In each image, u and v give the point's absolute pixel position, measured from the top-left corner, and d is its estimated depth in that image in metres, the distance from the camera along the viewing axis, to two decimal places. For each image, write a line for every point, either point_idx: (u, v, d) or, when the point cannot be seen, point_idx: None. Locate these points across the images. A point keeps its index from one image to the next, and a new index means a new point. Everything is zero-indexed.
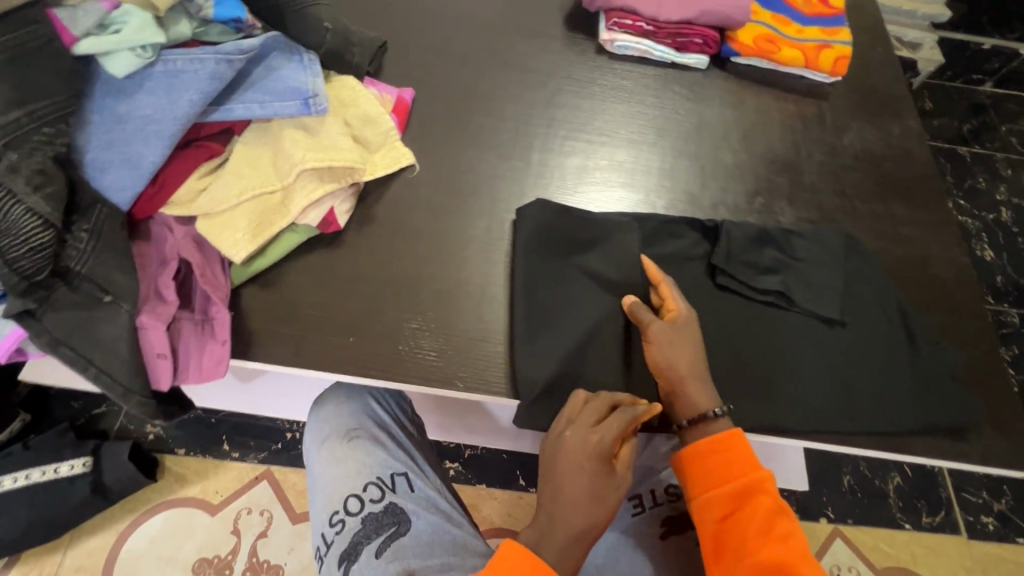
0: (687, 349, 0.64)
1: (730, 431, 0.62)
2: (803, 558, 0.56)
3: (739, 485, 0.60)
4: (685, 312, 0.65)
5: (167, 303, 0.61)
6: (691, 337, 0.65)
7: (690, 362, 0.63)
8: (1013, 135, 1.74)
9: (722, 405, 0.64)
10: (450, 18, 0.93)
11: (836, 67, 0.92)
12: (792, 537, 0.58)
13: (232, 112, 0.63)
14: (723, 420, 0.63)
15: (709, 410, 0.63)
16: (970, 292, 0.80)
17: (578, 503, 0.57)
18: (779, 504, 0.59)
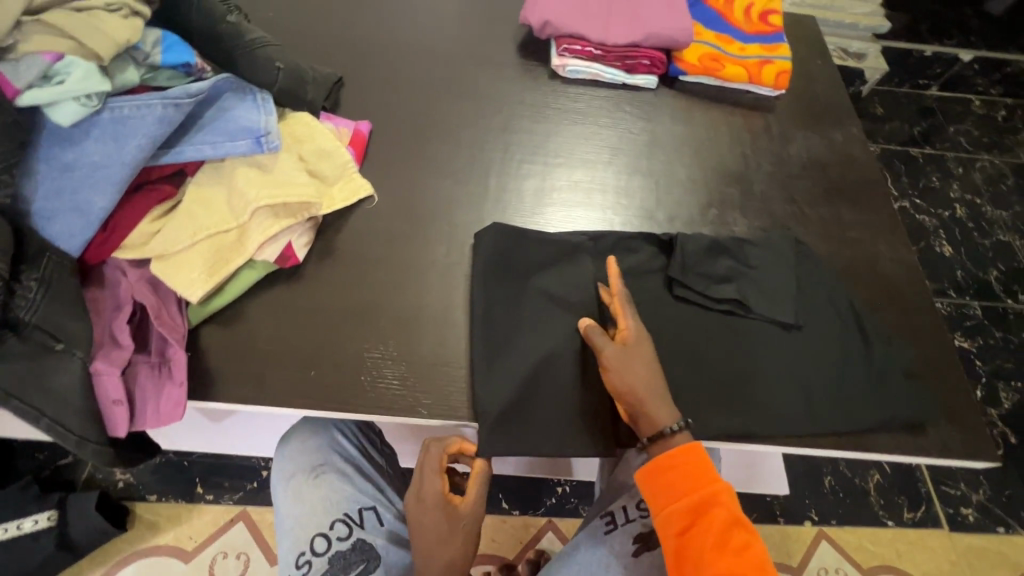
0: (643, 367, 0.64)
1: (689, 445, 0.63)
2: (755, 569, 0.59)
3: (697, 500, 0.62)
4: (635, 330, 0.66)
5: (121, 348, 0.61)
6: (645, 354, 0.65)
7: (647, 380, 0.64)
8: (961, 135, 1.81)
9: (680, 421, 0.64)
10: (407, 50, 0.95)
11: (779, 81, 0.96)
12: (747, 548, 0.60)
13: (183, 154, 0.63)
14: (681, 435, 0.64)
15: (669, 426, 0.63)
16: (919, 289, 0.83)
17: (435, 537, 0.63)
18: (735, 517, 0.61)
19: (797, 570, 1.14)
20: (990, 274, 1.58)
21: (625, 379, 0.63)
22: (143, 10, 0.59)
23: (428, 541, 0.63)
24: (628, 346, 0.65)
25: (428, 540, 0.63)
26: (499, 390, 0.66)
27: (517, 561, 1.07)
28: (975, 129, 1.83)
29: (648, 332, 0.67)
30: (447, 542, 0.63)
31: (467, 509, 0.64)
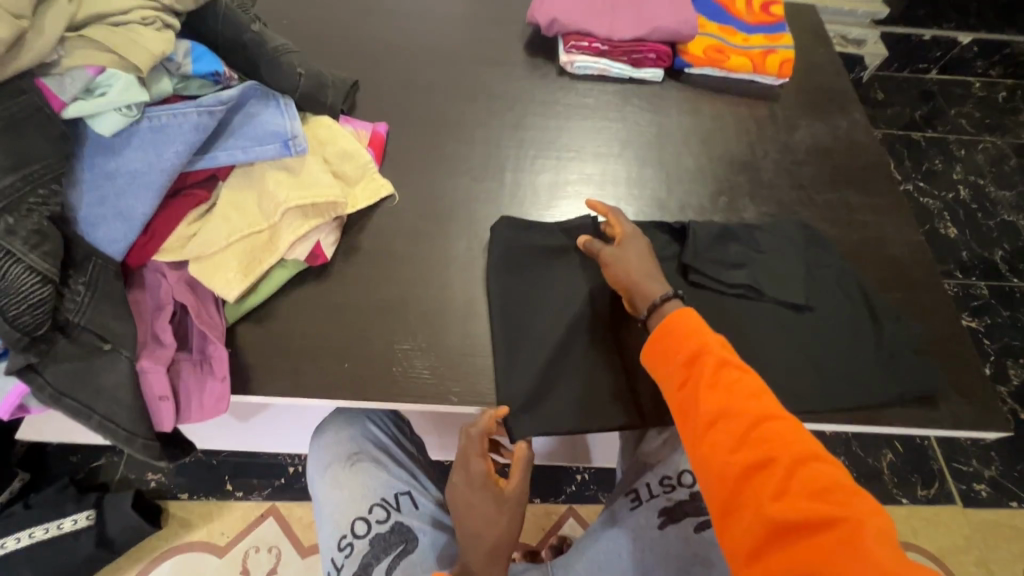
0: (629, 251, 0.71)
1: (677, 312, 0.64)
2: (753, 403, 0.57)
3: (688, 355, 0.61)
4: (628, 229, 0.73)
5: (164, 346, 0.63)
6: (635, 244, 0.71)
7: (636, 262, 0.70)
8: (962, 117, 1.83)
9: (672, 291, 0.67)
10: (418, 53, 0.98)
11: (783, 69, 0.98)
12: (742, 384, 0.58)
13: (216, 159, 0.65)
14: (674, 303, 0.66)
15: (658, 297, 0.67)
16: (927, 267, 0.85)
17: (484, 518, 0.64)
18: (727, 359, 0.60)
19: None
20: (996, 254, 1.59)
21: (617, 266, 0.69)
22: (173, 23, 0.61)
23: (476, 523, 0.64)
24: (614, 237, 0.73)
25: (477, 520, 0.64)
26: (524, 376, 0.69)
27: (540, 547, 1.10)
28: (975, 112, 1.85)
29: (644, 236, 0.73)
30: (496, 521, 0.64)
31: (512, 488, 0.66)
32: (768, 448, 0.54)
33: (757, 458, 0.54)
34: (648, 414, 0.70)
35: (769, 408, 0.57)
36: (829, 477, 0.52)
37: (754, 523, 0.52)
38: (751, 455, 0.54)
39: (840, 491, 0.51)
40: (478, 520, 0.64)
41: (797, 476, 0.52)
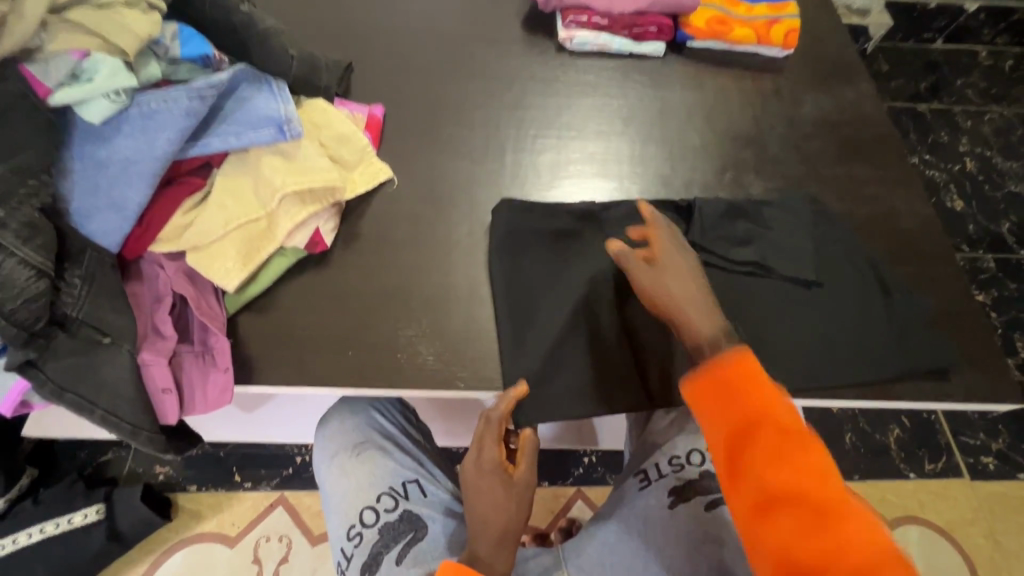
0: (681, 276, 0.66)
1: (738, 356, 0.57)
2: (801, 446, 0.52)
3: (719, 372, 0.57)
4: (677, 257, 0.67)
5: (165, 339, 0.62)
6: (685, 274, 0.66)
7: (687, 290, 0.65)
8: (968, 88, 1.80)
9: (727, 329, 0.63)
10: (413, 32, 0.95)
11: (787, 40, 0.96)
12: (788, 423, 0.53)
13: (210, 146, 0.63)
14: (729, 341, 0.61)
15: (714, 333, 0.62)
16: (937, 240, 0.84)
17: (492, 503, 0.63)
18: (772, 394, 0.55)
19: None
20: (1003, 226, 1.57)
21: (665, 293, 0.64)
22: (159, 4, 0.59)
23: (484, 507, 0.63)
24: (658, 255, 0.67)
25: (484, 504, 0.63)
26: (530, 360, 0.68)
27: (549, 530, 1.10)
28: (982, 82, 1.81)
29: (694, 264, 0.67)
30: (504, 505, 0.63)
31: (523, 473, 0.64)
32: (818, 510, 0.49)
33: (793, 495, 0.50)
34: (656, 395, 0.69)
35: (817, 454, 0.52)
36: (879, 545, 0.47)
37: (778, 565, 0.49)
38: (787, 492, 0.51)
39: (890, 560, 0.46)
40: (485, 504, 0.63)
41: (848, 545, 0.47)
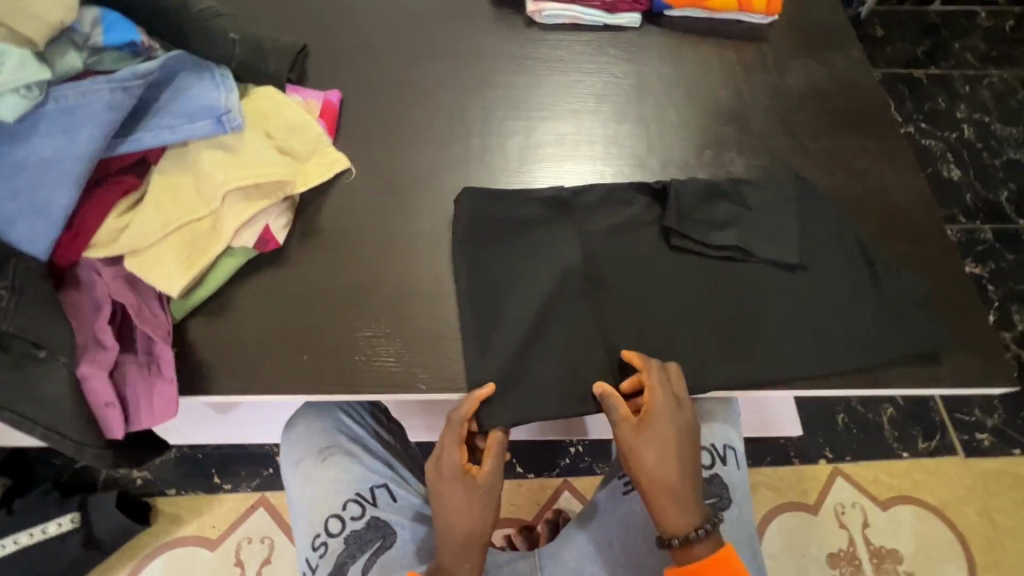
0: (669, 466, 0.60)
1: (718, 552, 0.59)
2: None
3: (708, 569, 0.58)
4: (667, 437, 0.61)
5: (106, 349, 0.59)
6: (678, 472, 0.60)
7: (678, 483, 0.60)
8: (967, 50, 1.73)
9: (706, 527, 0.60)
10: (372, 10, 0.89)
11: (770, 6, 0.90)
12: None
13: (141, 141, 0.59)
14: (706, 543, 0.60)
15: (692, 532, 0.60)
16: (929, 215, 0.79)
17: (456, 508, 0.61)
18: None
19: (815, 508, 1.15)
20: (1001, 195, 1.52)
21: (650, 483, 0.60)
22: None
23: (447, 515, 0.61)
24: (649, 431, 0.60)
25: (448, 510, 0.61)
26: (498, 358, 0.64)
27: (536, 522, 1.09)
28: (981, 44, 1.74)
29: (682, 428, 0.61)
30: (468, 509, 0.61)
31: (486, 476, 0.62)
32: None
33: None
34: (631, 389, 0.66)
35: None
36: None
37: None
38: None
39: None
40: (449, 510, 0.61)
41: None
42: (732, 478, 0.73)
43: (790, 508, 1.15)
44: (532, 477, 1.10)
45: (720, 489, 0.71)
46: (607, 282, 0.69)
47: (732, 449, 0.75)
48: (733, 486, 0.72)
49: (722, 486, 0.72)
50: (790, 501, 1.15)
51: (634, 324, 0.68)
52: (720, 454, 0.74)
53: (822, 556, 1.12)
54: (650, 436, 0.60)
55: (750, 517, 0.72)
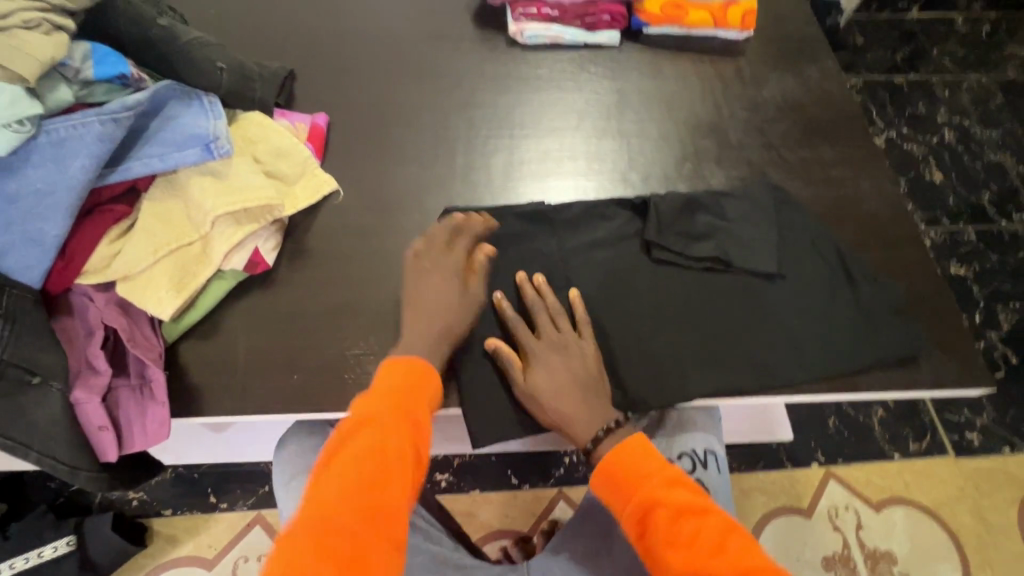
0: (555, 392, 0.62)
1: (635, 453, 0.60)
2: (695, 507, 0.56)
3: (637, 480, 0.58)
4: (543, 372, 0.63)
5: (99, 373, 0.59)
6: (566, 398, 0.62)
7: (570, 402, 0.62)
8: (945, 56, 1.76)
9: (612, 420, 0.62)
10: (359, 34, 0.92)
11: (745, 22, 0.93)
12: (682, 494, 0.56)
13: (131, 170, 0.61)
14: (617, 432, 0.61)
15: (600, 430, 0.61)
16: (905, 222, 0.81)
17: (429, 286, 0.65)
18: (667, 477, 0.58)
19: (808, 511, 1.16)
20: (983, 196, 1.55)
21: (550, 416, 0.62)
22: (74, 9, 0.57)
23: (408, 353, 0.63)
24: (530, 371, 0.63)
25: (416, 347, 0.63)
26: (484, 373, 0.66)
27: (532, 533, 1.09)
28: (959, 49, 1.78)
29: (560, 359, 0.63)
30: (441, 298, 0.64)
31: (463, 301, 0.65)
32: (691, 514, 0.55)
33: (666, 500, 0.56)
34: (614, 400, 0.67)
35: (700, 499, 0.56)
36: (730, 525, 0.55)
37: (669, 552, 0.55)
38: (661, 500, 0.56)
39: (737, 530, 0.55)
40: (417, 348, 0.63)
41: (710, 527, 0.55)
42: (713, 482, 0.72)
43: (784, 512, 1.16)
44: (527, 488, 1.11)
45: None
46: (590, 296, 0.71)
47: (713, 453, 0.74)
48: (713, 489, 0.72)
49: (704, 491, 0.72)
50: (784, 505, 1.16)
51: (617, 336, 0.69)
52: (701, 459, 0.73)
53: (817, 559, 1.13)
54: (533, 375, 0.63)
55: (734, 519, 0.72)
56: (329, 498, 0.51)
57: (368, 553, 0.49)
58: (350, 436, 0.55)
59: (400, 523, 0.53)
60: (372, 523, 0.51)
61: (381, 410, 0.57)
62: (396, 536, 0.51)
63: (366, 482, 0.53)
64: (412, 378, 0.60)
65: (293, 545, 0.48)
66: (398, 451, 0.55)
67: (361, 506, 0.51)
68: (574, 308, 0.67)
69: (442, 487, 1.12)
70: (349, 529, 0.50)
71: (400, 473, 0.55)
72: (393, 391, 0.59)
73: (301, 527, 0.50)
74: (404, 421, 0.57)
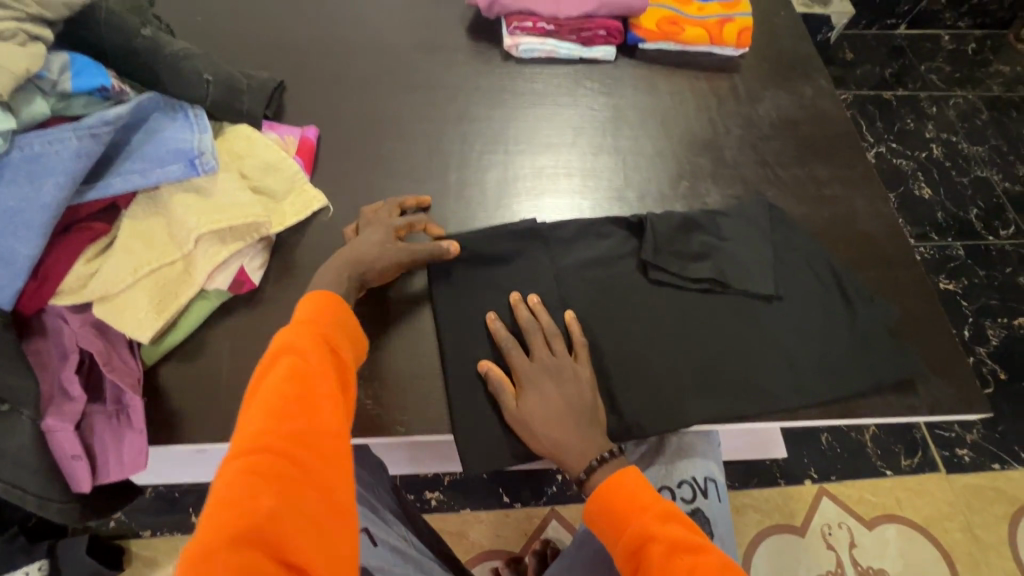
0: (550, 422, 0.60)
1: (629, 486, 0.58)
2: (687, 541, 0.52)
3: (630, 514, 0.56)
4: (537, 402, 0.61)
5: (73, 400, 0.57)
6: (560, 428, 0.60)
7: (564, 431, 0.60)
8: (933, 73, 1.79)
9: (610, 447, 0.60)
10: (351, 44, 0.90)
11: (741, 39, 0.92)
12: (675, 529, 0.53)
13: (111, 187, 0.58)
14: (613, 461, 0.60)
15: (596, 459, 0.59)
16: (900, 243, 0.81)
17: (366, 239, 0.66)
18: (661, 510, 0.55)
19: (801, 529, 1.15)
20: (971, 212, 1.57)
21: (543, 446, 0.60)
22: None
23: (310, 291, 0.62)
24: (524, 401, 0.61)
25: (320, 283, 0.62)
26: (477, 398, 0.64)
27: (523, 553, 1.07)
28: (945, 66, 1.80)
29: (554, 387, 0.61)
30: (368, 244, 0.65)
31: (389, 248, 0.65)
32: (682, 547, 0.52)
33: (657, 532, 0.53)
34: (610, 425, 0.66)
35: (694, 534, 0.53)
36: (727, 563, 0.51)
37: None
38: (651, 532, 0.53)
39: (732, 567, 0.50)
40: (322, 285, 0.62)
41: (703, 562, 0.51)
42: (713, 511, 0.71)
43: (777, 530, 1.15)
44: (518, 506, 1.09)
45: (701, 523, 0.70)
46: (586, 318, 0.69)
47: (713, 481, 0.73)
48: (713, 518, 0.71)
49: (703, 520, 0.71)
50: (777, 523, 1.15)
51: (613, 359, 0.68)
52: (701, 487, 0.72)
53: None
54: (526, 402, 0.61)
55: (732, 547, 0.71)
56: (255, 428, 0.47)
57: (312, 472, 0.46)
58: (268, 370, 0.51)
59: (339, 436, 0.50)
60: (311, 444, 0.47)
61: (297, 339, 0.54)
62: (336, 454, 0.48)
63: (295, 405, 0.49)
64: (330, 308, 0.58)
65: (229, 478, 0.43)
66: (320, 370, 0.53)
67: (295, 428, 0.47)
68: (570, 330, 0.66)
69: (431, 505, 1.10)
70: (289, 453, 0.46)
71: (327, 390, 0.52)
72: (306, 320, 0.56)
73: (230, 462, 0.45)
74: (320, 342, 0.55)
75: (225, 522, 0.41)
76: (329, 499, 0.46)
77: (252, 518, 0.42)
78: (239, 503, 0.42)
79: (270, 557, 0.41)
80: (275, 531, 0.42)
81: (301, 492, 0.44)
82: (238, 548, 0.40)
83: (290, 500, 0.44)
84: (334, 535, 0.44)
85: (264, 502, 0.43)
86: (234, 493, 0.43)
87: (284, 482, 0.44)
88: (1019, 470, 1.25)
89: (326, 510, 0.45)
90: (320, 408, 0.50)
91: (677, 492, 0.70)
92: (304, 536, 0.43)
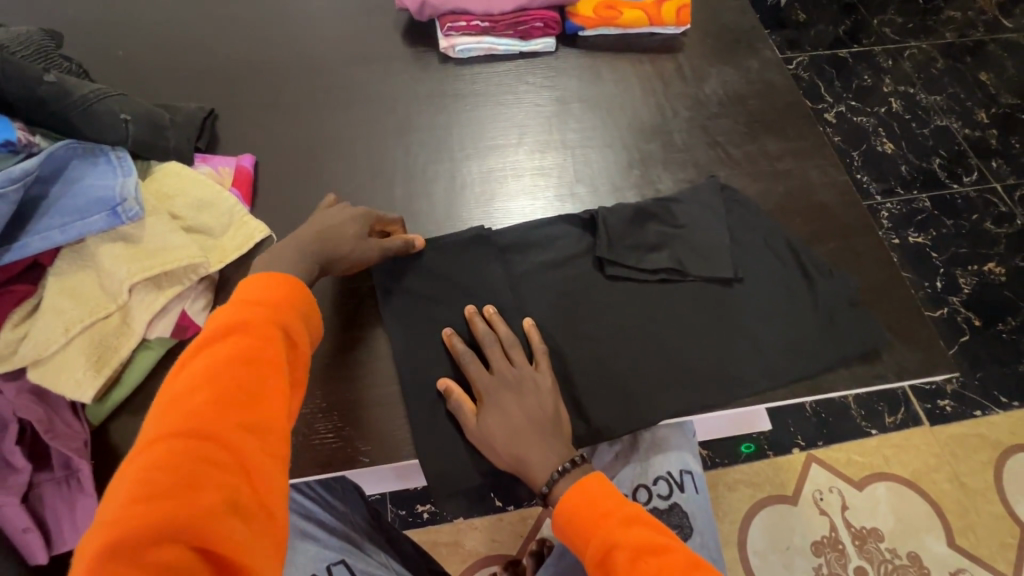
0: (511, 438, 0.59)
1: (593, 489, 0.57)
2: (653, 545, 0.52)
3: (596, 521, 0.55)
4: (497, 418, 0.60)
5: (18, 472, 0.54)
6: (521, 440, 0.59)
7: (524, 444, 0.59)
8: (886, 26, 1.78)
9: (575, 454, 0.60)
10: (283, 62, 0.87)
11: (680, 17, 0.91)
12: (640, 530, 0.53)
13: (29, 246, 0.56)
14: (580, 469, 0.59)
15: (557, 470, 0.59)
16: (855, 209, 0.80)
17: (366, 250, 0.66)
18: (625, 515, 0.55)
19: (794, 498, 1.16)
20: (933, 162, 1.57)
21: (505, 461, 0.59)
22: None
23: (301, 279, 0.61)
24: (486, 416, 0.60)
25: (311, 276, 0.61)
26: (441, 419, 0.63)
27: (521, 555, 1.06)
28: (897, 18, 1.80)
29: (511, 402, 0.60)
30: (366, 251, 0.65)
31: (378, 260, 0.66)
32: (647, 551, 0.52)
33: (623, 540, 0.53)
34: (578, 430, 0.65)
35: (659, 537, 0.53)
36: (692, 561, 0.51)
37: None
38: (618, 541, 0.53)
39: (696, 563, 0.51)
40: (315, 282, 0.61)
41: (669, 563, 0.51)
42: (690, 504, 0.73)
43: (770, 502, 1.16)
44: (511, 509, 1.08)
45: (681, 518, 0.72)
46: (546, 324, 0.68)
47: (690, 474, 0.74)
48: (692, 511, 0.73)
49: (683, 515, 0.72)
50: (770, 495, 1.16)
51: (576, 363, 0.67)
52: (678, 481, 0.73)
53: (806, 545, 1.13)
54: (487, 418, 0.60)
55: (714, 538, 0.73)
56: (197, 413, 0.45)
57: (254, 467, 0.45)
58: (217, 351, 0.50)
59: (283, 432, 0.49)
60: (256, 436, 0.47)
61: (250, 323, 0.52)
62: (279, 450, 0.48)
63: (244, 395, 0.48)
64: (286, 293, 0.57)
65: (164, 464, 0.42)
66: (273, 359, 0.51)
67: (241, 418, 0.47)
68: (530, 338, 0.65)
69: (424, 519, 1.09)
70: (230, 444, 0.45)
71: (277, 380, 0.51)
72: (260, 301, 0.54)
73: (165, 447, 0.43)
74: (276, 330, 0.53)
75: (159, 509, 0.40)
76: (269, 494, 0.45)
77: (188, 508, 0.40)
78: (175, 492, 0.41)
79: (201, 549, 0.40)
80: (211, 521, 0.40)
81: (240, 485, 0.44)
82: (170, 538, 0.39)
83: (229, 490, 0.43)
84: (267, 535, 0.44)
85: (204, 492, 0.41)
86: (168, 482, 0.41)
87: (225, 473, 0.43)
88: (1001, 415, 1.26)
89: (262, 505, 0.44)
90: (268, 399, 0.49)
91: (654, 489, 0.72)
92: (241, 529, 0.42)
